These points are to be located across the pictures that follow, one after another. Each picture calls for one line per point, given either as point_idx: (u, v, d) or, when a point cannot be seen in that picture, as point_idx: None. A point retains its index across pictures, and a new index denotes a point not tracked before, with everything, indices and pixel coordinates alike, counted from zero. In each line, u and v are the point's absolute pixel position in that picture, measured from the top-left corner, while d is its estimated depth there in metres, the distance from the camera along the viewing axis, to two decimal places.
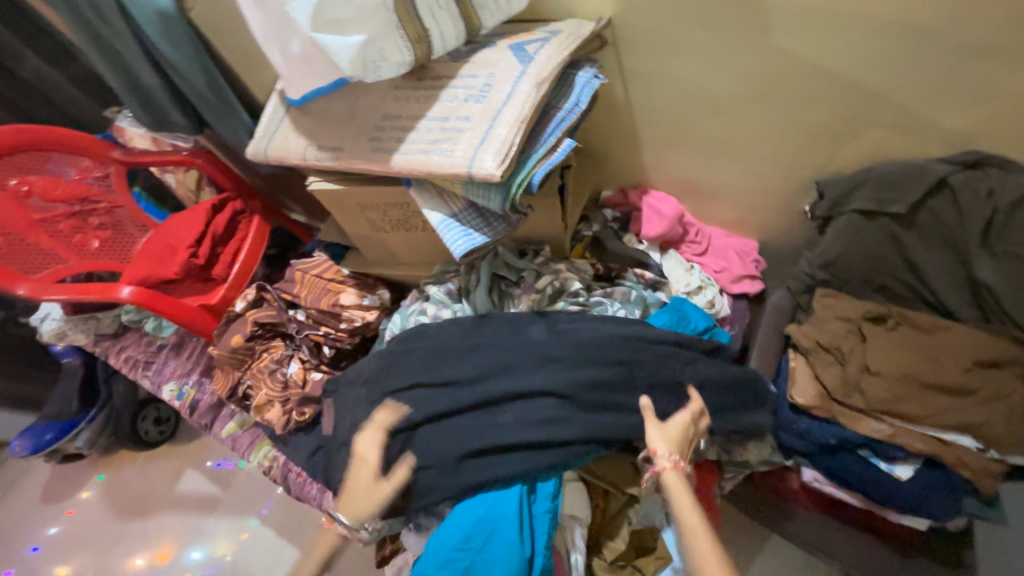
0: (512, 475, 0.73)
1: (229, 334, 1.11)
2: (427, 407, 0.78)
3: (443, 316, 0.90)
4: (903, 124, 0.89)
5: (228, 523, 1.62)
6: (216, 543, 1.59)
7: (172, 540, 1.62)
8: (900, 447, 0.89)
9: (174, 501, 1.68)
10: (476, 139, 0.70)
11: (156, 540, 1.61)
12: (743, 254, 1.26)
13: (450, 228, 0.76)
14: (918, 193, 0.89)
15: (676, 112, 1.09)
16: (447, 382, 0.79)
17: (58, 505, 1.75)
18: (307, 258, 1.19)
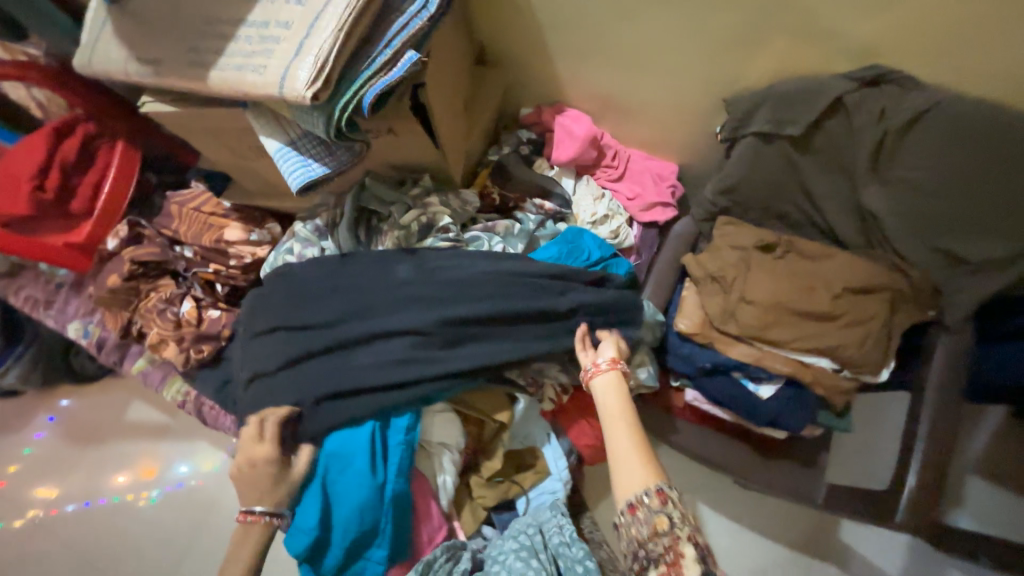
0: (370, 410, 0.76)
1: (106, 273, 1.07)
2: (291, 348, 0.79)
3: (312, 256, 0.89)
4: (807, 33, 0.82)
5: (209, 440, 1.62)
6: (201, 458, 1.60)
7: (155, 457, 1.62)
8: (765, 368, 0.95)
9: (139, 425, 1.65)
10: (291, 51, 0.60)
11: (137, 458, 1.61)
12: (659, 178, 1.20)
13: (287, 157, 0.69)
14: (815, 111, 0.85)
15: (581, 15, 0.97)
16: (310, 324, 0.80)
17: (17, 437, 1.68)
18: (183, 190, 1.11)
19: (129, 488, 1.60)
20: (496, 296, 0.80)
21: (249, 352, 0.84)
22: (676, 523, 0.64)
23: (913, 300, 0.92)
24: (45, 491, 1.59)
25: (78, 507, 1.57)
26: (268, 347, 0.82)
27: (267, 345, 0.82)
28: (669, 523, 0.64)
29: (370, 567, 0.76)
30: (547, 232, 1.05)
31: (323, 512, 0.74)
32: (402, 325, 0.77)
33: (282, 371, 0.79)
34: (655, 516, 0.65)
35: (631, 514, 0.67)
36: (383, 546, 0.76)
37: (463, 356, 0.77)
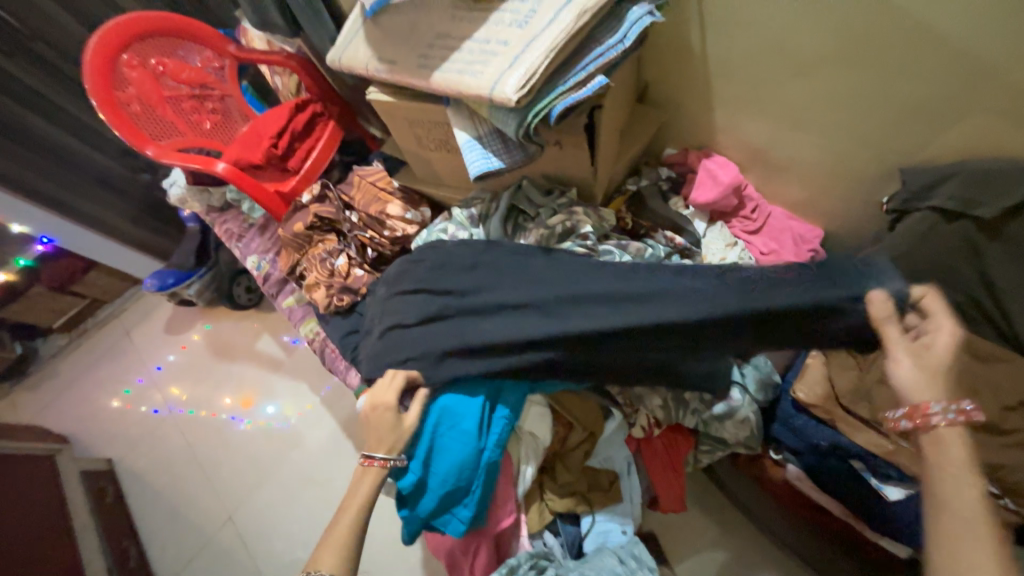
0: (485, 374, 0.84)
1: (294, 220, 1.31)
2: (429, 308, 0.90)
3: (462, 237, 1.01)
4: (1019, 112, 0.77)
5: (298, 392, 1.85)
6: (286, 405, 1.84)
7: (254, 391, 1.89)
8: (896, 466, 0.85)
9: (256, 356, 1.96)
10: (506, 63, 0.72)
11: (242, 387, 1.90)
12: (801, 239, 1.15)
13: (472, 149, 0.81)
14: (1016, 197, 0.78)
15: (754, 69, 0.99)
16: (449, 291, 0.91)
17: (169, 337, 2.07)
18: (366, 166, 1.34)
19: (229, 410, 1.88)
20: (623, 291, 0.78)
21: (390, 303, 0.97)
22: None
23: None
24: (173, 389, 1.94)
25: (193, 412, 1.90)
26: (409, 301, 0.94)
27: (409, 300, 0.94)
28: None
29: (453, 522, 0.85)
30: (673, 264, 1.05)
31: (428, 460, 0.84)
32: (529, 306, 0.83)
33: (416, 326, 0.90)
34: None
35: None
36: (468, 508, 0.85)
37: (577, 348, 0.80)
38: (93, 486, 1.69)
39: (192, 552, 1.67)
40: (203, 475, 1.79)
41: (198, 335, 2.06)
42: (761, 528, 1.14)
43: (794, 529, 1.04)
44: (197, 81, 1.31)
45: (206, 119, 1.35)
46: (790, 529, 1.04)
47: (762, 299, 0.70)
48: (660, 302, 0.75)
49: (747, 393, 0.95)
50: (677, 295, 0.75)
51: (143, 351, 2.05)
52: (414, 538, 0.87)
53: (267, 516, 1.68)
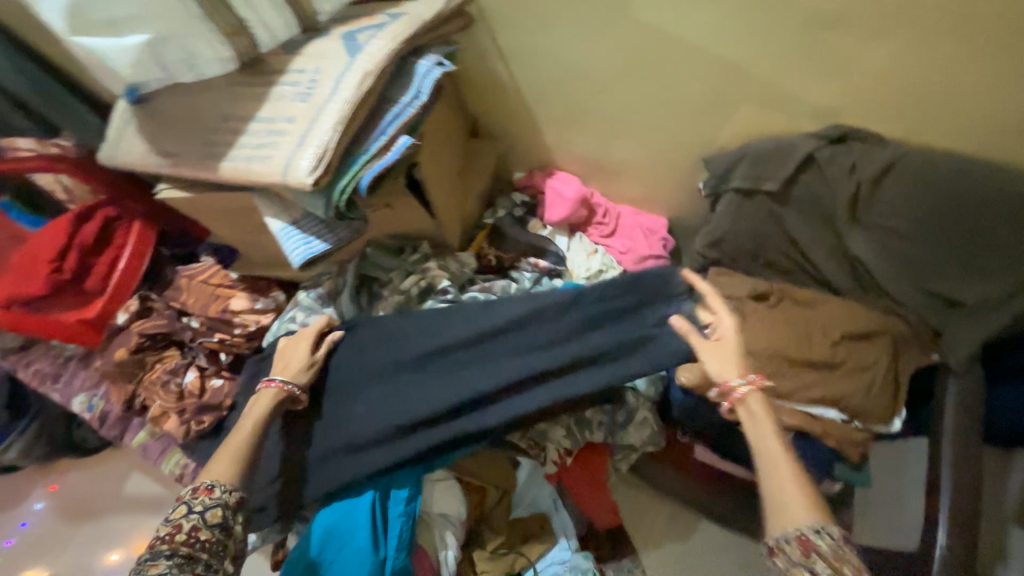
0: (375, 471, 0.78)
1: (114, 347, 1.09)
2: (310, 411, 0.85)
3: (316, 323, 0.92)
4: (770, 98, 0.89)
5: None
6: None
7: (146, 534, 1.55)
8: (771, 422, 0.93)
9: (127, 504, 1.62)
10: (295, 143, 0.66)
11: (128, 535, 1.54)
12: (650, 232, 1.24)
13: (290, 236, 0.73)
14: (788, 168, 0.91)
15: (562, 92, 1.05)
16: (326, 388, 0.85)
17: (9, 513, 1.64)
18: (194, 263, 1.15)
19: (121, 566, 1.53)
20: (496, 349, 0.81)
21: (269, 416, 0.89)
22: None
23: (914, 342, 0.92)
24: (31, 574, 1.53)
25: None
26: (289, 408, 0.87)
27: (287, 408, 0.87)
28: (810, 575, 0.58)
29: None
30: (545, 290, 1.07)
31: None
32: (409, 387, 0.81)
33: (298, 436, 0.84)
34: (794, 566, 0.59)
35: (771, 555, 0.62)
36: None
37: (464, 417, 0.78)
38: None
39: None
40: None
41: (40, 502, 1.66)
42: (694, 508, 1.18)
43: (714, 500, 1.10)
44: None
45: None
46: (712, 501, 1.10)
47: (609, 335, 0.80)
48: (528, 354, 0.80)
49: (639, 392, 0.98)
50: (540, 342, 0.80)
51: None
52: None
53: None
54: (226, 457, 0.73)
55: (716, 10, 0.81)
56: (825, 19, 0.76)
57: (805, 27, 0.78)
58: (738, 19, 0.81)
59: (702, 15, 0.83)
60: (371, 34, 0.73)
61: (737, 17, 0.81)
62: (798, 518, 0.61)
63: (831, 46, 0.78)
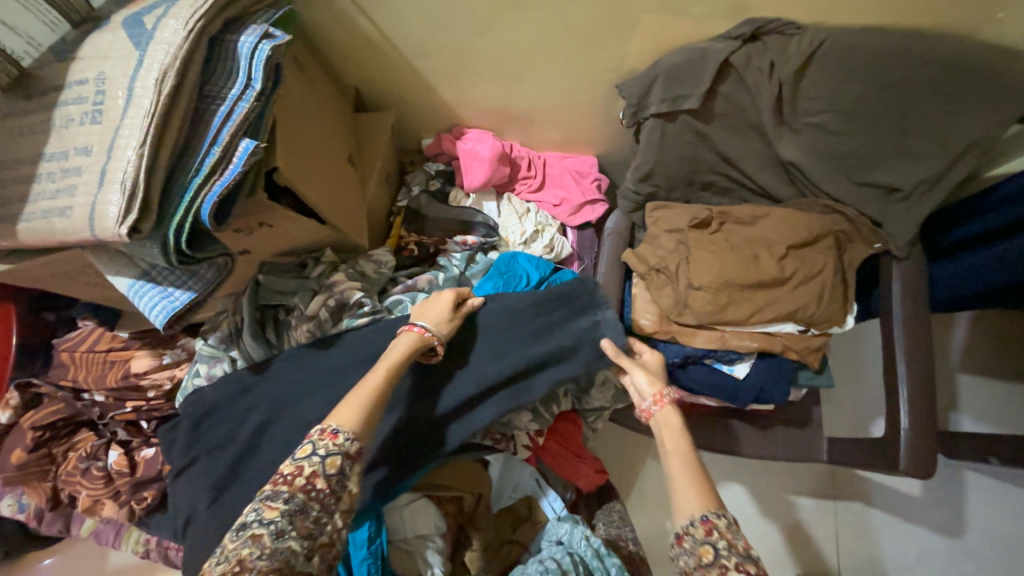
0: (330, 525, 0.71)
1: (9, 450, 0.96)
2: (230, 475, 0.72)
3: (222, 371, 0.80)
4: (671, 3, 0.77)
5: None
6: None
7: None
8: (733, 349, 0.91)
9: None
10: (94, 182, 0.51)
11: None
12: (580, 175, 1.15)
13: (142, 293, 0.60)
14: (705, 81, 0.81)
15: (443, 38, 0.89)
16: (249, 451, 0.73)
17: None
18: (70, 333, 0.99)
19: None
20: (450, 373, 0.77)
21: (184, 496, 0.74)
22: (722, 554, 0.57)
23: (859, 238, 0.89)
24: None
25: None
26: (199, 480, 0.73)
27: (200, 478, 0.73)
28: (715, 553, 0.58)
29: None
30: (476, 269, 0.98)
31: None
32: None
33: (220, 510, 0.71)
34: (699, 546, 0.59)
35: (677, 546, 0.61)
36: None
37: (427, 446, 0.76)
38: None
39: None
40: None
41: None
42: None
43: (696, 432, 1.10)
44: None
45: None
46: None
47: (553, 344, 0.80)
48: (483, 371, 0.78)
49: None
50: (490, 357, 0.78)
51: None
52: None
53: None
54: (354, 400, 0.64)
55: None
56: None
57: None
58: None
59: None
60: (160, 12, 0.55)
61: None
62: (699, 504, 0.61)
63: None
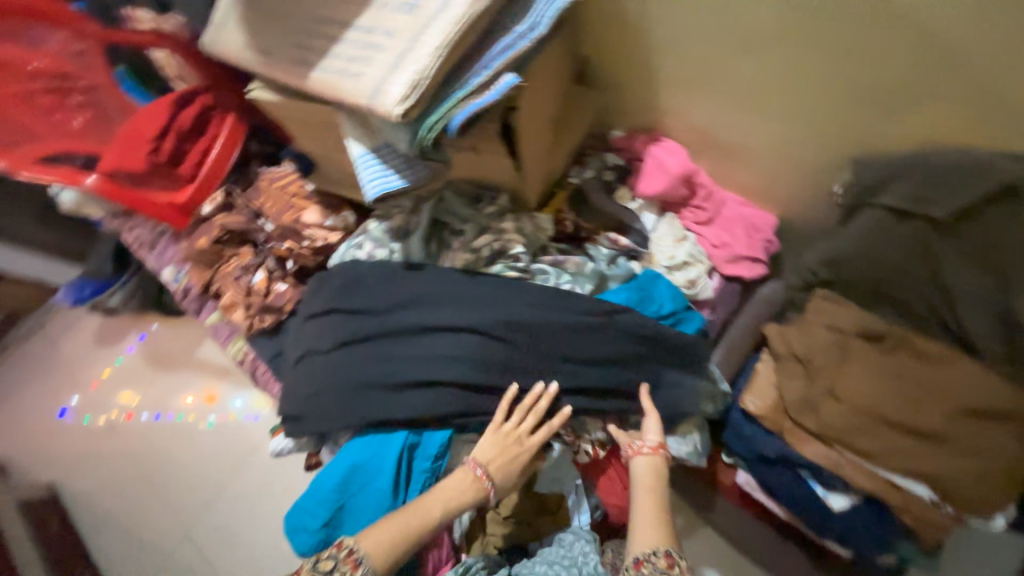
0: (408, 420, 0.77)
1: (197, 235, 1.15)
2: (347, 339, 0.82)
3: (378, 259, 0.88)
4: (973, 97, 0.69)
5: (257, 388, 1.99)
6: (255, 398, 1.98)
7: (212, 385, 2.03)
8: (840, 477, 0.82)
9: (197, 366, 2.06)
10: (390, 63, 0.58)
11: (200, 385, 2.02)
12: (753, 229, 1.07)
13: (367, 165, 0.68)
14: (970, 196, 0.71)
15: (700, 45, 0.88)
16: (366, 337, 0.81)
17: (110, 347, 2.18)
18: (275, 167, 1.16)
19: (190, 407, 2.01)
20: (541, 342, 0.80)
21: (306, 336, 0.87)
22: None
23: None
24: (126, 394, 2.07)
25: (151, 417, 2.03)
26: (322, 329, 0.85)
27: (324, 327, 0.84)
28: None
29: None
30: (619, 273, 0.95)
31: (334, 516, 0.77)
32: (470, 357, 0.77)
33: (329, 359, 0.82)
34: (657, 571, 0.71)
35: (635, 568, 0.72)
36: None
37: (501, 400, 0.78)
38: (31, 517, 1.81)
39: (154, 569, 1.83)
40: (170, 482, 1.93)
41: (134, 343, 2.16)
42: (718, 530, 1.12)
43: (746, 531, 1.02)
44: (55, 69, 1.09)
45: (72, 116, 1.11)
46: (744, 529, 1.03)
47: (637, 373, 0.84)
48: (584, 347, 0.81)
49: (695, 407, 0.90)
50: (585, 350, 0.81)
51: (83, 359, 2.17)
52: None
53: (224, 532, 1.83)
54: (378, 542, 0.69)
55: None
56: None
57: None
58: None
59: None
60: None
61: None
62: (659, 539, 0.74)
63: None
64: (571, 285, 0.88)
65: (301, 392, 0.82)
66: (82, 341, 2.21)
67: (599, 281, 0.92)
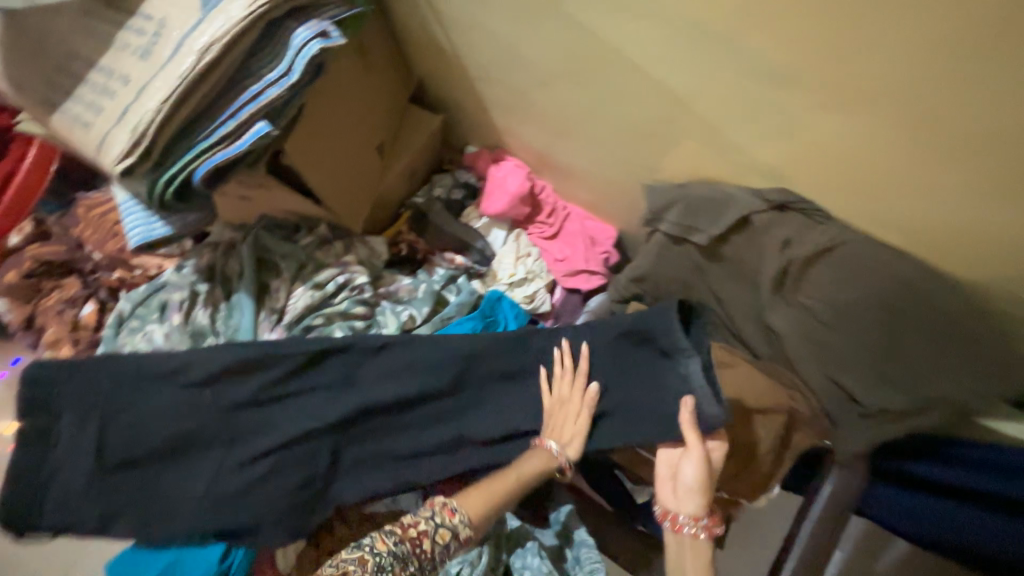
0: (176, 498, 0.69)
1: (5, 268, 1.04)
2: (137, 455, 0.69)
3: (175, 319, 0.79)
4: (715, 143, 0.76)
5: None
6: None
7: None
8: (642, 476, 0.90)
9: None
10: (117, 114, 0.56)
11: None
12: (592, 243, 1.15)
13: (130, 211, 0.66)
14: (720, 225, 0.79)
15: (506, 79, 0.91)
16: (169, 455, 0.70)
17: None
18: (96, 192, 1.08)
19: None
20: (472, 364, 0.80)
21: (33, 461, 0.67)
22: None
23: (813, 427, 0.83)
24: None
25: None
26: (89, 445, 0.68)
27: (89, 433, 0.68)
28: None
29: None
30: (462, 297, 0.97)
31: None
32: (245, 428, 0.71)
33: (222, 471, 0.70)
34: None
35: None
36: None
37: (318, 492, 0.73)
38: None
39: None
40: None
41: None
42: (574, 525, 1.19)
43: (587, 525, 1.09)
44: None
45: None
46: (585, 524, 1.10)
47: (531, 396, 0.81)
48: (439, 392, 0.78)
49: None
50: (426, 388, 0.77)
51: None
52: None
53: None
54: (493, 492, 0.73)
55: (660, 33, 0.67)
56: (779, 71, 0.62)
57: (757, 75, 0.64)
58: (685, 54, 0.67)
59: (645, 33, 0.68)
60: None
61: (687, 51, 0.67)
62: None
63: (782, 103, 0.65)
64: (409, 312, 0.88)
65: (94, 502, 0.67)
66: None
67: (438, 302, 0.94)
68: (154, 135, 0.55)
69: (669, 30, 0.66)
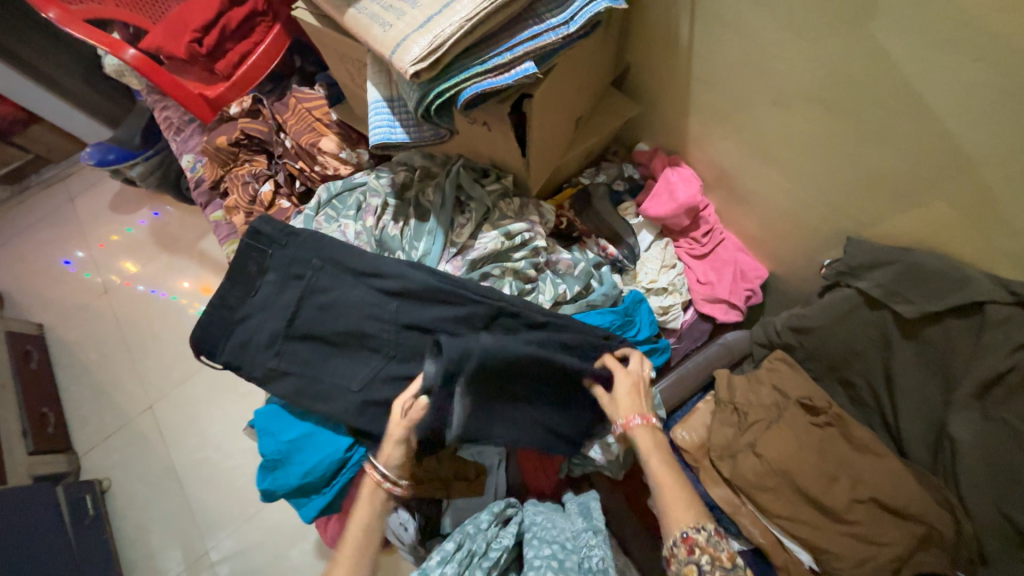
0: (338, 383, 0.75)
1: (218, 132, 1.18)
2: (315, 333, 0.75)
3: (365, 221, 0.87)
4: (974, 212, 0.68)
5: None
6: None
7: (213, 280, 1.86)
8: (737, 525, 0.85)
9: (197, 255, 1.90)
10: (417, 22, 0.60)
11: (202, 274, 1.86)
12: (741, 276, 1.08)
13: (378, 112, 0.71)
14: (938, 304, 0.72)
15: (735, 86, 0.87)
16: (341, 345, 0.76)
17: (125, 215, 2.02)
18: (307, 89, 1.18)
19: (187, 293, 1.85)
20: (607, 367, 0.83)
21: (235, 301, 0.77)
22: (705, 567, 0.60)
23: (947, 552, 0.76)
24: (134, 268, 1.90)
25: (145, 290, 1.87)
26: (286, 307, 0.76)
27: (289, 296, 0.76)
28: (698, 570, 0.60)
29: (305, 508, 0.79)
30: (608, 289, 0.95)
31: (274, 447, 0.78)
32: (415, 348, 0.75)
33: (375, 379, 0.75)
34: (683, 565, 0.62)
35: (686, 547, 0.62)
36: (313, 509, 0.79)
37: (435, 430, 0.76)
38: (15, 350, 1.68)
39: (97, 440, 1.70)
40: (140, 354, 1.78)
41: (155, 216, 2.00)
42: None
43: None
44: None
45: None
46: None
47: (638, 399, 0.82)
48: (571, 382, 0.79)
49: None
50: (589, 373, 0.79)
51: (94, 224, 2.01)
52: (263, 499, 0.79)
53: (186, 420, 1.68)
54: (675, 498, 0.67)
55: (971, 81, 0.60)
56: None
57: None
58: (998, 116, 0.60)
59: (954, 78, 0.61)
60: None
61: (1000, 111, 0.60)
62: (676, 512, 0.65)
63: None
64: (564, 287, 0.89)
65: (269, 357, 0.76)
66: (75, 195, 2.09)
67: (586, 285, 0.94)
68: (449, 49, 0.59)
69: (987, 81, 0.59)
